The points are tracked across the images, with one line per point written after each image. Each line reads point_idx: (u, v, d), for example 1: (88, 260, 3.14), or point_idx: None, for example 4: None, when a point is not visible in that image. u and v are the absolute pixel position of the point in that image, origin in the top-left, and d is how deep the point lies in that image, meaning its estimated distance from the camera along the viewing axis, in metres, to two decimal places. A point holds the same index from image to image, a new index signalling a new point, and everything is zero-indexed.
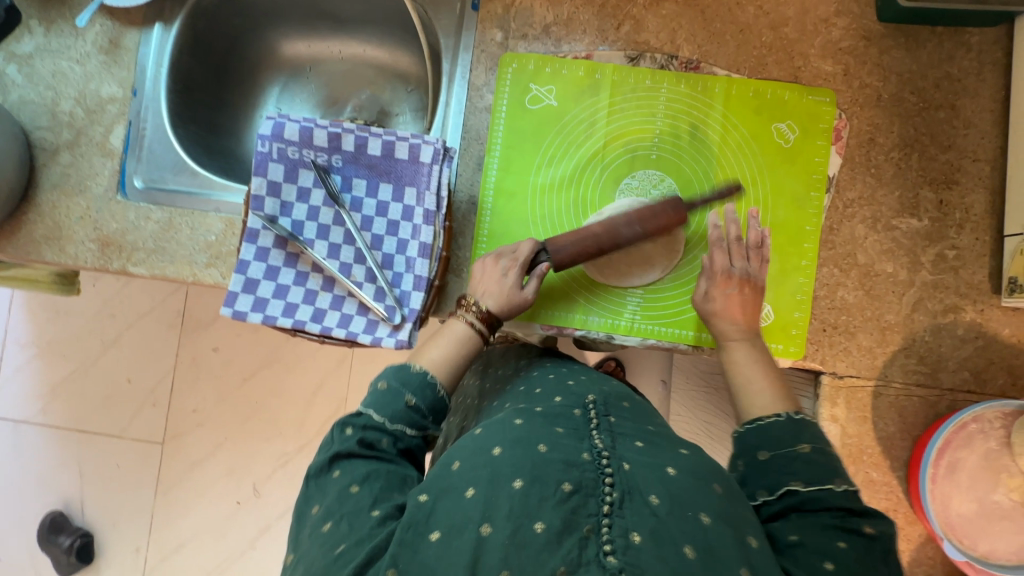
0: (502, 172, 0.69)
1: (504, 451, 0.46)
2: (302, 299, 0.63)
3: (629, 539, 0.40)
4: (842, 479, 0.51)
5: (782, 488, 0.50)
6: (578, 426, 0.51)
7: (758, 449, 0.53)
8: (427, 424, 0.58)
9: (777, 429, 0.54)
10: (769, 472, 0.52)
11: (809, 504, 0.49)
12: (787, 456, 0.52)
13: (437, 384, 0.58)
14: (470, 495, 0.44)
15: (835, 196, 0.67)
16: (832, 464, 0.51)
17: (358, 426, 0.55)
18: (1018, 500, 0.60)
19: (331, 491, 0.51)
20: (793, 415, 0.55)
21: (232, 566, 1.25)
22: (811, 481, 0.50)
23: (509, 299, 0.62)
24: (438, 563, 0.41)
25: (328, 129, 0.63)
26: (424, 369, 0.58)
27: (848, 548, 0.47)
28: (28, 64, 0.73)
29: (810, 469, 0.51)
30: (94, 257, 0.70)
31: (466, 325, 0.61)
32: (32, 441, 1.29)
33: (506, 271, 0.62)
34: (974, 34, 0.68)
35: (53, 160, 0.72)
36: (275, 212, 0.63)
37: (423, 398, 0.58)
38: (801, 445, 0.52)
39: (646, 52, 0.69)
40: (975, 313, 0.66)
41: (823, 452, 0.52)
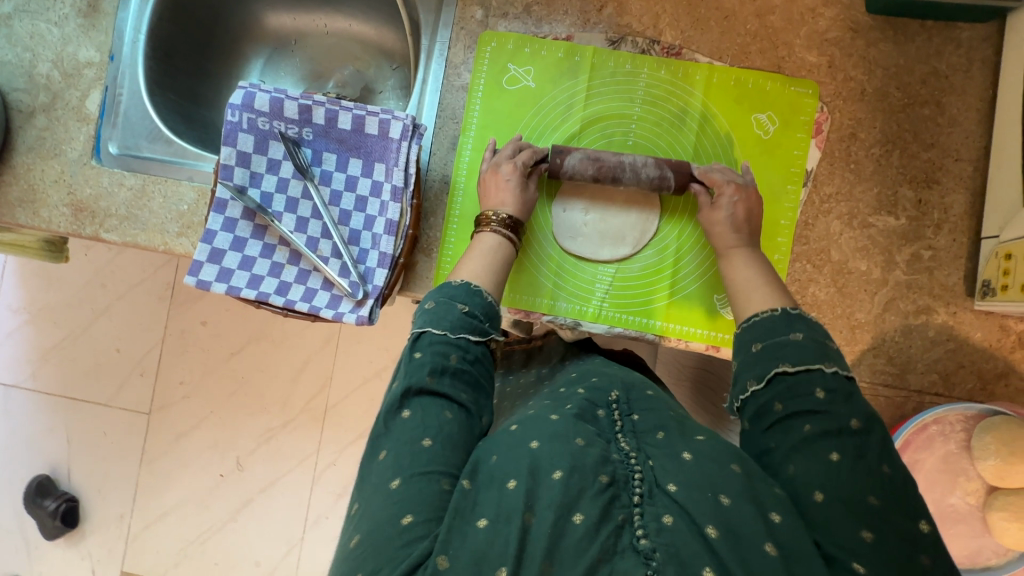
0: (476, 153, 0.68)
1: (543, 445, 0.45)
2: (267, 272, 0.63)
3: (662, 523, 0.41)
4: (834, 364, 0.50)
5: (771, 373, 0.51)
6: (604, 429, 0.49)
7: (751, 342, 0.53)
8: (487, 328, 0.57)
9: (768, 322, 0.54)
10: (761, 361, 0.52)
11: (798, 390, 0.49)
12: (778, 344, 0.52)
13: (483, 291, 0.58)
14: (511, 487, 0.42)
15: (812, 190, 0.66)
16: (823, 348, 0.51)
17: (425, 348, 0.54)
18: (974, 504, 0.61)
19: (403, 435, 0.49)
20: (788, 309, 0.54)
21: (213, 536, 1.27)
22: (799, 362, 0.50)
23: (525, 199, 0.64)
24: (488, 549, 0.40)
25: (299, 101, 0.63)
26: (467, 280, 0.58)
27: (841, 461, 0.45)
28: (8, 25, 0.73)
29: (800, 357, 0.50)
30: (67, 221, 0.70)
31: (496, 234, 0.62)
32: (21, 405, 1.31)
33: (510, 177, 0.63)
34: (963, 30, 0.66)
35: (30, 122, 0.71)
36: (244, 182, 0.63)
37: (476, 305, 0.57)
38: (794, 334, 0.52)
39: (627, 36, 0.68)
40: (947, 315, 0.65)
41: (816, 339, 0.51)
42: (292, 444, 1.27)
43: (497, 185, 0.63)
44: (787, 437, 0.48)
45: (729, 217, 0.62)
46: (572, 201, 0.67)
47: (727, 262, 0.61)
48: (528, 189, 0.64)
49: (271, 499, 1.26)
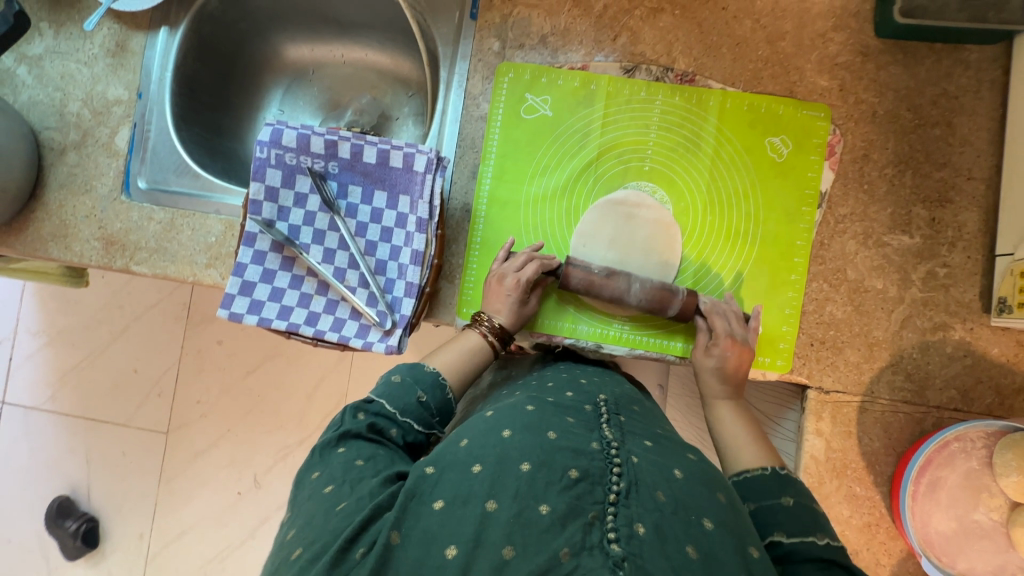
0: (496, 181, 0.69)
1: (514, 435, 0.47)
2: (297, 303, 0.64)
3: (634, 530, 0.40)
4: (826, 534, 0.49)
5: (765, 540, 0.49)
6: (588, 419, 0.51)
7: (744, 505, 0.52)
8: (433, 424, 0.58)
9: (760, 482, 0.53)
10: (756, 524, 0.50)
11: (793, 561, 0.47)
12: (770, 506, 0.51)
13: (447, 387, 0.60)
14: (476, 471, 0.44)
15: (827, 211, 0.68)
16: (817, 519, 0.50)
17: (370, 413, 0.55)
18: (998, 520, 0.61)
19: (336, 462, 0.51)
20: (778, 468, 0.54)
21: (232, 554, 1.28)
22: (793, 530, 0.48)
23: (518, 314, 0.65)
24: (440, 529, 0.41)
25: (325, 136, 0.64)
26: (437, 370, 0.60)
27: None
28: (39, 66, 0.75)
29: (792, 523, 0.49)
30: (98, 255, 0.72)
31: (479, 338, 0.63)
32: (42, 427, 1.32)
33: (515, 290, 0.64)
34: (972, 52, 0.67)
35: (61, 159, 0.74)
36: (273, 216, 0.65)
37: (434, 396, 0.59)
38: (784, 498, 0.51)
39: (641, 64, 0.70)
40: (964, 331, 0.66)
41: (808, 506, 0.50)
42: None
43: (496, 293, 0.64)
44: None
45: (718, 365, 0.63)
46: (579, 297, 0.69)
47: None
48: (525, 304, 0.65)
49: None
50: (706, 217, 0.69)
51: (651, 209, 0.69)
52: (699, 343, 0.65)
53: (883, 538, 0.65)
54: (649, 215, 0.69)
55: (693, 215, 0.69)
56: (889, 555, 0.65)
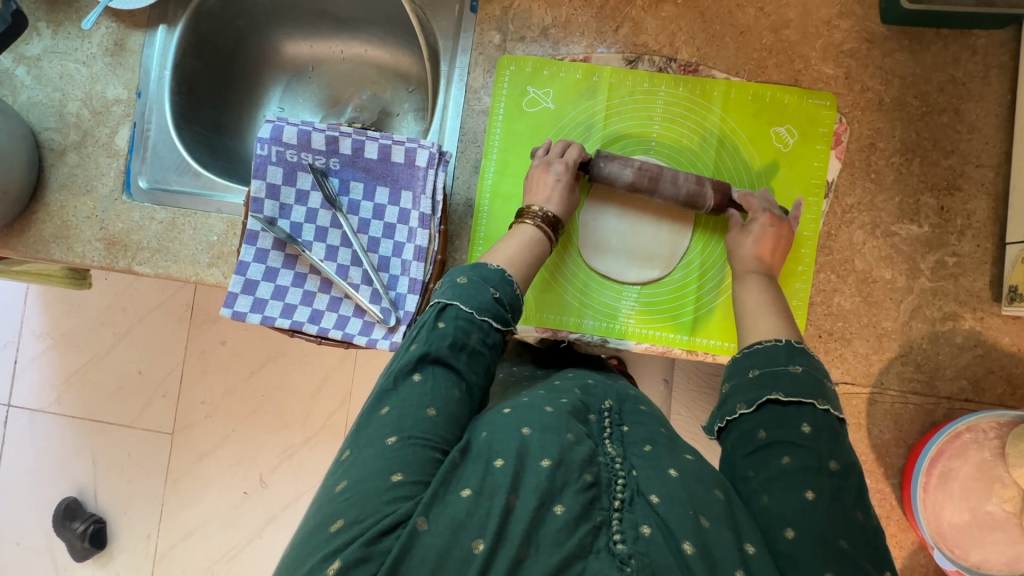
0: (498, 175, 0.69)
1: (534, 433, 0.45)
2: (300, 300, 0.64)
3: (639, 531, 0.41)
4: (826, 403, 0.49)
5: (762, 399, 0.50)
6: (592, 432, 0.49)
7: (749, 367, 0.53)
8: (509, 320, 0.56)
9: (770, 351, 0.53)
10: (757, 386, 0.51)
11: (783, 419, 0.48)
12: (775, 370, 0.51)
13: (514, 283, 0.58)
14: (499, 465, 0.42)
15: (834, 201, 0.67)
16: (818, 385, 0.50)
17: (449, 319, 0.53)
18: (1011, 511, 0.60)
19: (410, 397, 0.48)
20: (794, 341, 0.54)
21: (239, 554, 1.28)
22: (791, 392, 0.49)
23: (568, 201, 0.65)
24: (467, 519, 0.40)
25: (326, 132, 0.64)
26: (503, 267, 0.58)
27: (816, 500, 0.44)
28: (37, 66, 0.75)
29: (791, 387, 0.49)
30: (100, 256, 0.72)
31: (535, 228, 0.63)
32: (48, 429, 1.33)
33: (559, 176, 0.64)
34: (980, 37, 0.66)
35: (61, 160, 0.73)
36: (274, 214, 0.64)
37: (505, 293, 0.57)
38: (793, 366, 0.51)
39: (644, 55, 0.69)
40: (974, 320, 0.65)
41: (815, 374, 0.51)
42: (314, 460, 1.28)
43: (541, 182, 0.64)
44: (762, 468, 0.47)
45: (753, 246, 0.63)
46: (609, 207, 0.69)
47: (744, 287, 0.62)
48: (573, 193, 0.65)
49: (294, 515, 1.27)
50: None
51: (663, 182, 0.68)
52: (733, 224, 0.65)
53: (894, 529, 0.65)
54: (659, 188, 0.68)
55: None
56: (899, 547, 0.65)
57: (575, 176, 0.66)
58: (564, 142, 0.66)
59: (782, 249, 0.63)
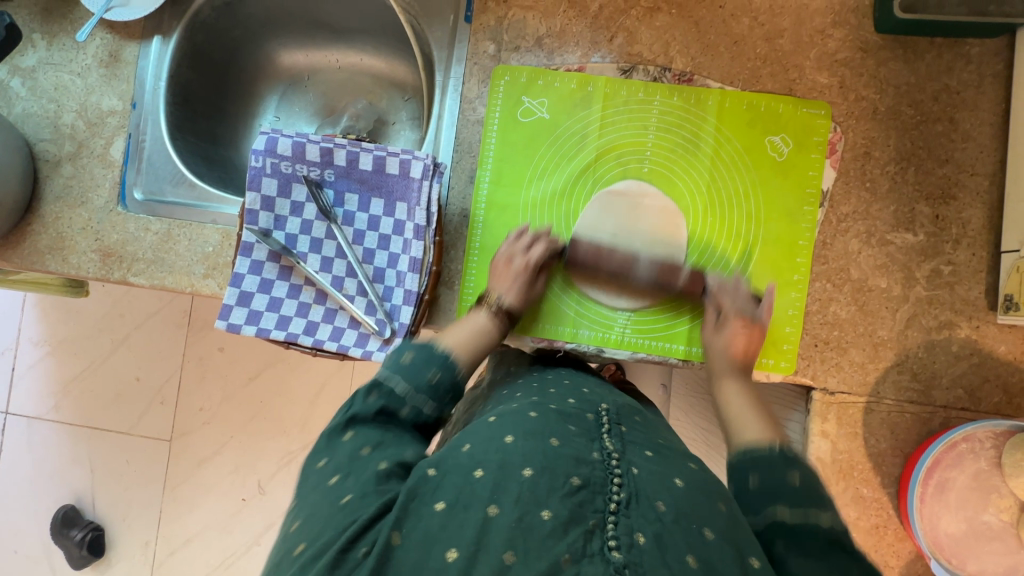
0: (493, 186, 0.69)
1: (516, 440, 0.46)
2: (295, 312, 0.64)
3: (634, 539, 0.40)
4: (830, 514, 0.47)
5: (767, 513, 0.48)
6: (590, 427, 0.50)
7: (749, 475, 0.52)
8: (445, 402, 0.57)
9: (765, 459, 0.52)
10: (760, 499, 0.49)
11: (795, 537, 0.46)
12: (775, 481, 0.50)
13: (457, 366, 0.58)
14: (478, 475, 0.43)
15: (829, 210, 0.67)
16: (822, 497, 0.49)
17: (382, 393, 0.53)
18: (1008, 521, 0.60)
19: (342, 451, 0.49)
20: (786, 446, 0.53)
21: (237, 561, 1.28)
22: (796, 508, 0.47)
23: (526, 296, 0.65)
24: (441, 531, 0.40)
25: (320, 144, 0.64)
26: (449, 350, 0.58)
27: None
28: (32, 77, 0.75)
29: (796, 500, 0.48)
30: (95, 267, 0.72)
31: (488, 318, 0.63)
32: (45, 437, 1.32)
33: (522, 271, 0.64)
34: (974, 45, 0.66)
35: (56, 171, 0.73)
36: (269, 226, 0.64)
37: (445, 375, 0.57)
38: (792, 477, 0.50)
39: (639, 65, 0.69)
40: (970, 329, 0.65)
41: (814, 484, 0.49)
42: None
43: (504, 274, 0.64)
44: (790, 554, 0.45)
45: (724, 347, 0.64)
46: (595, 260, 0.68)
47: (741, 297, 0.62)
48: (534, 286, 0.66)
49: None
50: (706, 217, 0.68)
51: (656, 199, 0.68)
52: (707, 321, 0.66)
53: (891, 539, 0.64)
54: (654, 204, 0.68)
55: (692, 216, 0.68)
56: (896, 557, 0.65)
57: (538, 270, 0.66)
58: (537, 234, 0.67)
59: (754, 344, 0.64)
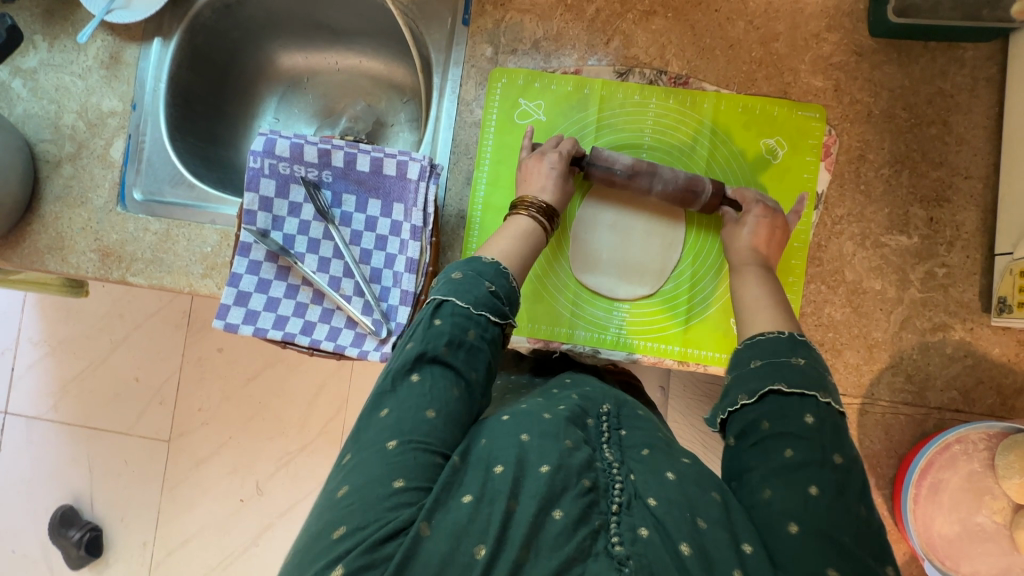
0: (490, 187, 0.69)
1: (532, 439, 0.45)
2: (292, 312, 0.64)
3: (637, 533, 0.41)
4: (828, 394, 0.49)
5: (764, 391, 0.49)
6: (591, 437, 0.49)
7: (751, 358, 0.52)
8: (507, 313, 0.54)
9: (773, 343, 0.52)
10: (758, 376, 0.50)
11: (787, 410, 0.48)
12: (777, 364, 0.50)
13: (510, 274, 0.56)
14: (499, 471, 0.42)
15: (824, 212, 0.67)
16: (822, 379, 0.50)
17: (444, 317, 0.51)
18: (1001, 523, 0.61)
19: (409, 399, 0.47)
20: (796, 332, 0.53)
21: (235, 561, 1.28)
22: (794, 385, 0.49)
23: (564, 190, 0.64)
24: (468, 524, 0.40)
25: (318, 145, 0.64)
26: (497, 260, 0.56)
27: (819, 496, 0.43)
28: (33, 79, 0.75)
29: (794, 378, 0.49)
30: (95, 266, 0.72)
31: (531, 219, 0.62)
32: (44, 436, 1.33)
33: (553, 165, 0.64)
34: (967, 50, 0.67)
35: (56, 172, 0.74)
36: (267, 226, 0.65)
37: (500, 286, 0.55)
38: (795, 358, 0.50)
39: (634, 68, 0.69)
40: (964, 331, 0.65)
41: (817, 368, 0.50)
42: (311, 467, 1.28)
43: (537, 173, 0.64)
44: (766, 461, 0.46)
45: (749, 239, 0.63)
46: (607, 208, 0.69)
47: (742, 272, 0.62)
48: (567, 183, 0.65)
49: (291, 522, 1.27)
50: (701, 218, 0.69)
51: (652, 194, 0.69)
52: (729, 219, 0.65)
53: None
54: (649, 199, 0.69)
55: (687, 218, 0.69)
56: None
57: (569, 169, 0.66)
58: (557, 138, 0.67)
59: (777, 241, 0.63)
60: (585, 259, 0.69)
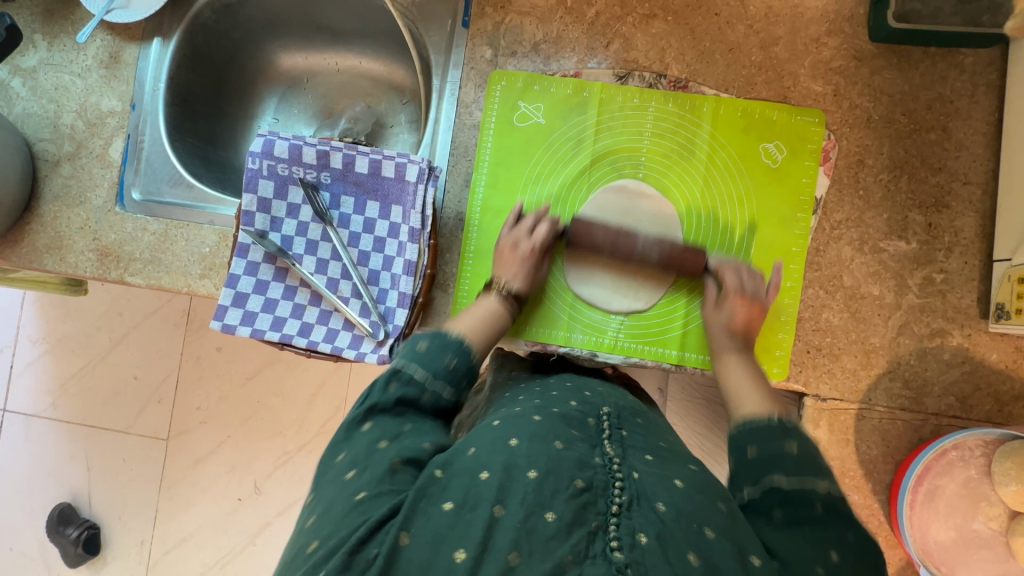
0: (488, 190, 0.69)
1: (521, 443, 0.46)
2: (290, 314, 0.64)
3: (636, 539, 0.40)
4: (828, 480, 0.48)
5: (764, 483, 0.48)
6: (591, 433, 0.50)
7: (747, 447, 0.51)
8: (462, 389, 0.57)
9: (764, 429, 0.51)
10: (755, 468, 0.49)
11: (793, 503, 0.47)
12: (773, 452, 0.50)
13: (472, 351, 0.58)
14: (484, 477, 0.43)
15: (822, 217, 0.67)
16: (821, 465, 0.49)
17: (401, 382, 0.53)
18: (997, 529, 0.61)
19: (359, 444, 0.49)
20: (785, 417, 0.52)
21: (232, 561, 1.28)
22: (793, 474, 0.48)
23: (534, 278, 0.66)
24: (449, 531, 0.40)
25: (317, 147, 0.64)
26: (462, 336, 0.58)
27: (840, 561, 0.43)
28: (32, 78, 0.75)
29: (793, 468, 0.48)
30: (93, 266, 0.72)
31: (499, 302, 0.64)
32: (43, 434, 1.33)
33: (527, 251, 0.65)
34: (968, 55, 0.67)
35: (55, 171, 0.74)
36: (266, 227, 0.65)
37: (462, 361, 0.57)
38: (790, 445, 0.50)
39: (634, 71, 0.69)
40: (962, 337, 0.65)
41: (813, 452, 0.49)
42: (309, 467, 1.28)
43: (510, 259, 0.65)
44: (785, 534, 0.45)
45: (726, 322, 0.64)
46: (588, 265, 0.69)
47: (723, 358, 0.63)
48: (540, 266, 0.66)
49: (288, 522, 1.27)
50: (699, 222, 0.68)
51: (652, 200, 0.69)
52: (709, 298, 0.66)
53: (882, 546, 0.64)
54: (648, 206, 0.69)
55: (685, 222, 0.69)
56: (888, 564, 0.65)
57: (544, 251, 0.66)
58: (537, 214, 0.67)
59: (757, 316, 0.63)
60: (580, 266, 0.70)
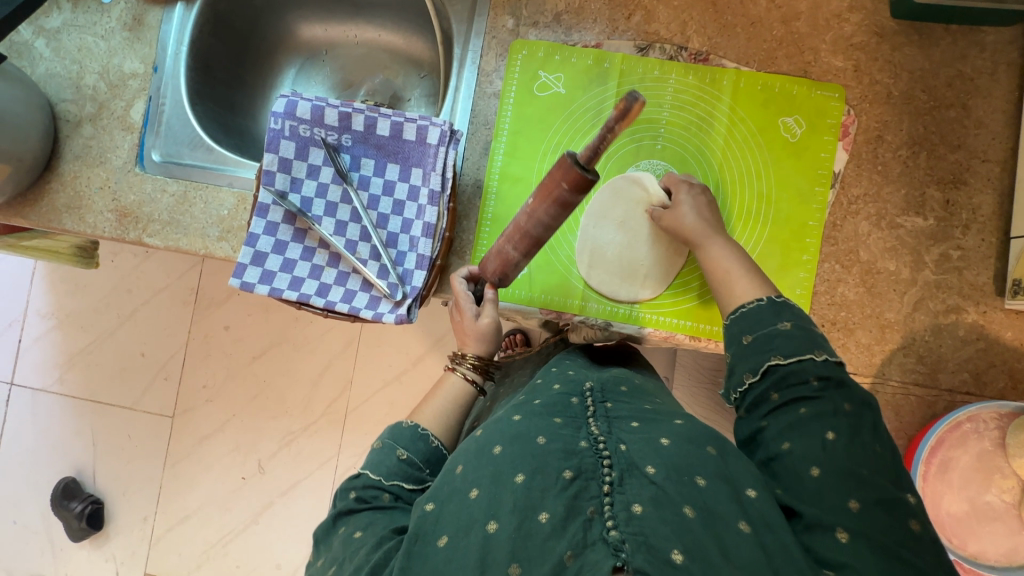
0: (507, 157, 0.69)
1: (504, 450, 0.45)
2: (308, 274, 0.64)
3: (631, 511, 0.40)
4: (823, 351, 0.51)
5: (764, 366, 0.51)
6: (575, 416, 0.50)
7: (742, 334, 0.54)
8: (426, 476, 0.56)
9: (755, 313, 0.54)
10: (753, 354, 0.52)
11: (791, 380, 0.50)
12: (767, 334, 0.52)
13: (428, 435, 0.58)
14: (474, 496, 0.43)
15: (840, 191, 0.67)
16: (812, 337, 0.52)
17: (357, 488, 0.54)
18: (1011, 502, 0.63)
19: (336, 547, 0.50)
20: (774, 297, 0.55)
21: (235, 539, 1.28)
22: (790, 353, 0.51)
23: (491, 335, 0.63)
24: (447, 565, 0.41)
25: (339, 108, 0.65)
26: (414, 422, 0.58)
27: (835, 440, 0.47)
28: (56, 39, 0.76)
29: (790, 347, 0.51)
30: (111, 227, 0.73)
31: (463, 380, 0.63)
32: (49, 408, 1.33)
33: (464, 315, 0.63)
34: (989, 33, 0.67)
35: (77, 131, 0.74)
36: (286, 187, 0.65)
37: (417, 451, 0.56)
38: (782, 323, 0.52)
39: (655, 43, 0.70)
40: (977, 314, 0.65)
41: (803, 327, 0.52)
42: (313, 448, 1.28)
43: (461, 330, 0.64)
44: (780, 421, 0.49)
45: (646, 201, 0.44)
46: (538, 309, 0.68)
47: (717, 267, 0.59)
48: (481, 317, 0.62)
49: (292, 502, 1.27)
50: (717, 193, 0.69)
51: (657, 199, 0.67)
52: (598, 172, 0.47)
53: None
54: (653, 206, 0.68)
55: None
56: None
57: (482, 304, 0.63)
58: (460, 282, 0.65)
59: None
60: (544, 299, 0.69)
